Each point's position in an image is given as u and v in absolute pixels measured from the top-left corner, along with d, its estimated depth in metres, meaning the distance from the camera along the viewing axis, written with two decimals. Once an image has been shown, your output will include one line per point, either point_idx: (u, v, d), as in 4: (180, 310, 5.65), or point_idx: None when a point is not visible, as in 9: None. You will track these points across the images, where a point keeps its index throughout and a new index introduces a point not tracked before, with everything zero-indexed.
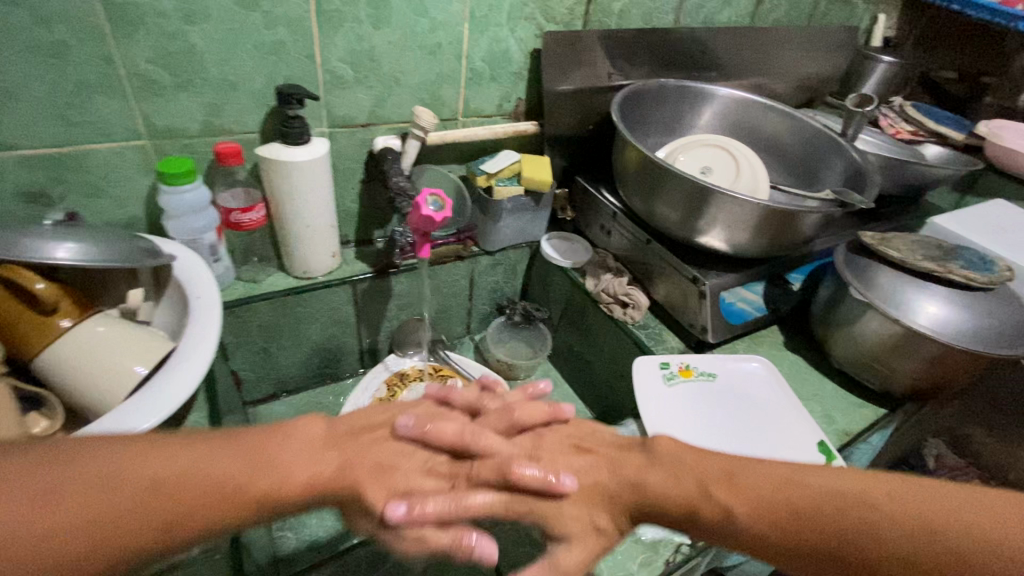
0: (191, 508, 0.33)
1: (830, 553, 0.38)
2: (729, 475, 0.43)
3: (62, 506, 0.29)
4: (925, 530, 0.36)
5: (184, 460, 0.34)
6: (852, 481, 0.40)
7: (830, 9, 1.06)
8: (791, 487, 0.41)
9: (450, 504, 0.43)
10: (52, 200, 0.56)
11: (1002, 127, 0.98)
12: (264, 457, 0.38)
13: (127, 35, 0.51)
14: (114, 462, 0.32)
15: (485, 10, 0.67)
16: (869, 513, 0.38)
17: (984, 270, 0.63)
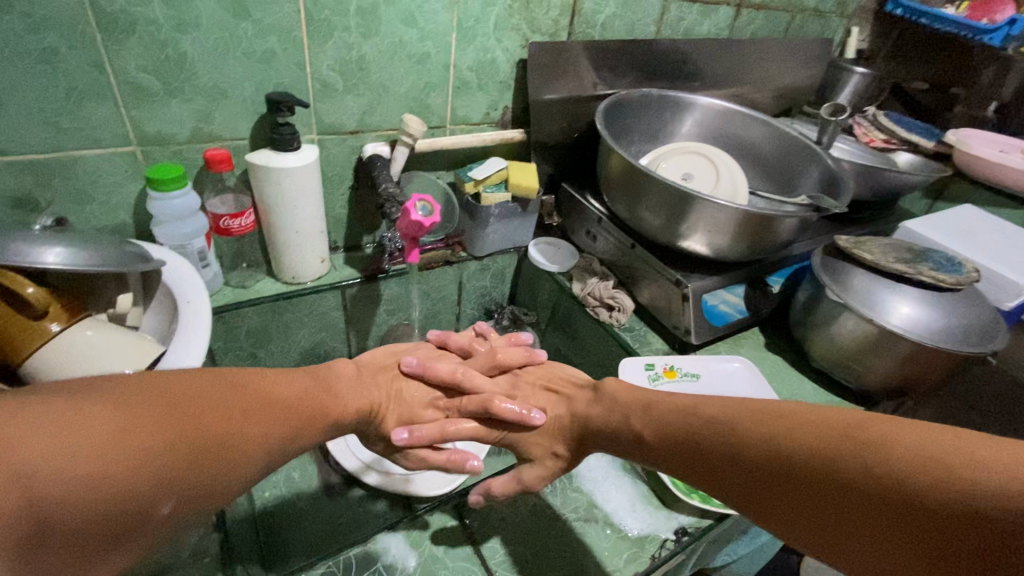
0: (299, 422, 0.41)
1: (722, 465, 0.40)
2: (648, 406, 0.48)
3: (228, 418, 0.36)
4: (815, 446, 0.36)
5: (241, 397, 0.37)
6: (759, 408, 0.41)
7: (805, 22, 1.10)
8: (700, 412, 0.44)
9: (438, 429, 0.52)
10: (39, 205, 0.56)
11: (970, 135, 1.02)
12: (298, 398, 0.42)
13: (118, 42, 0.51)
14: (236, 385, 0.38)
15: (472, 20, 0.69)
16: (762, 429, 0.39)
17: (953, 272, 0.66)
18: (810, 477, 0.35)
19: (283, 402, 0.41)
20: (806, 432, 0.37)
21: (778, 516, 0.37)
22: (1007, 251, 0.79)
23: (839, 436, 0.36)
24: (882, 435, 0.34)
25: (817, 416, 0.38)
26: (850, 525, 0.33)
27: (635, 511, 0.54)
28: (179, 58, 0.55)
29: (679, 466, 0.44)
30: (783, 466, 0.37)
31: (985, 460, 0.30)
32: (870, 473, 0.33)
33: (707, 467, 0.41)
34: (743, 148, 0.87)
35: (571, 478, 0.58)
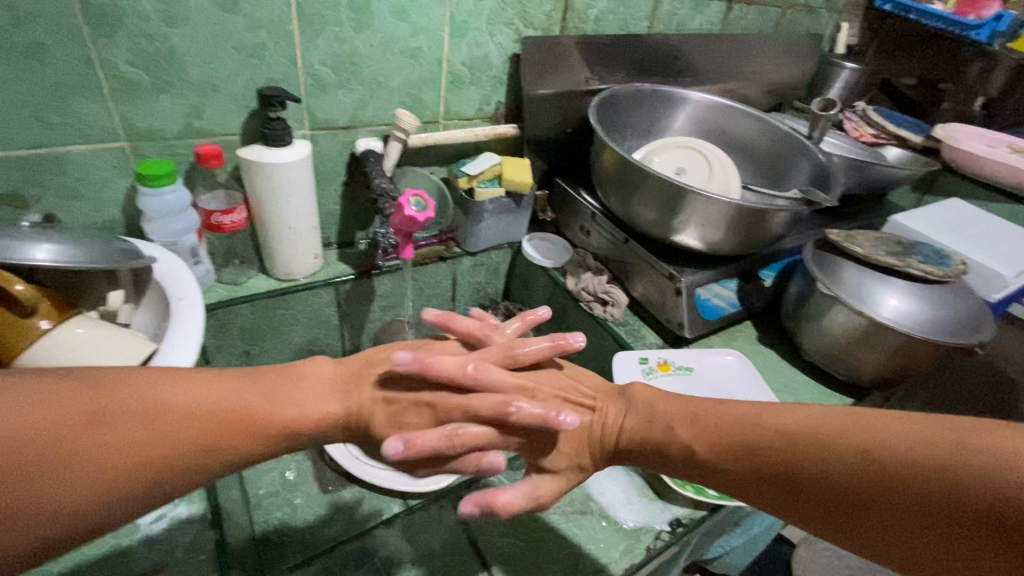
0: (209, 438, 0.34)
1: (805, 487, 0.36)
2: (694, 415, 0.43)
3: (94, 431, 0.31)
4: (912, 457, 0.33)
5: (66, 407, 0.30)
6: (829, 414, 0.37)
7: (796, 17, 1.11)
8: (758, 421, 0.40)
9: (440, 439, 0.38)
10: (27, 202, 0.56)
11: (958, 129, 1.04)
12: (174, 408, 0.34)
13: (106, 36, 0.51)
14: (134, 391, 0.34)
15: (465, 15, 0.69)
16: (843, 441, 0.35)
17: (941, 264, 0.67)
18: (920, 498, 0.32)
19: (142, 415, 0.33)
20: (900, 443, 0.33)
21: (877, 540, 0.34)
22: (993, 243, 0.81)
23: (938, 447, 0.32)
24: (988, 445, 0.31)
25: (905, 422, 0.34)
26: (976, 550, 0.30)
27: (630, 503, 0.55)
28: (168, 52, 0.54)
29: (748, 488, 0.39)
30: (880, 486, 0.33)
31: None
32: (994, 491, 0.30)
33: (785, 490, 0.37)
34: (735, 142, 0.87)
35: None
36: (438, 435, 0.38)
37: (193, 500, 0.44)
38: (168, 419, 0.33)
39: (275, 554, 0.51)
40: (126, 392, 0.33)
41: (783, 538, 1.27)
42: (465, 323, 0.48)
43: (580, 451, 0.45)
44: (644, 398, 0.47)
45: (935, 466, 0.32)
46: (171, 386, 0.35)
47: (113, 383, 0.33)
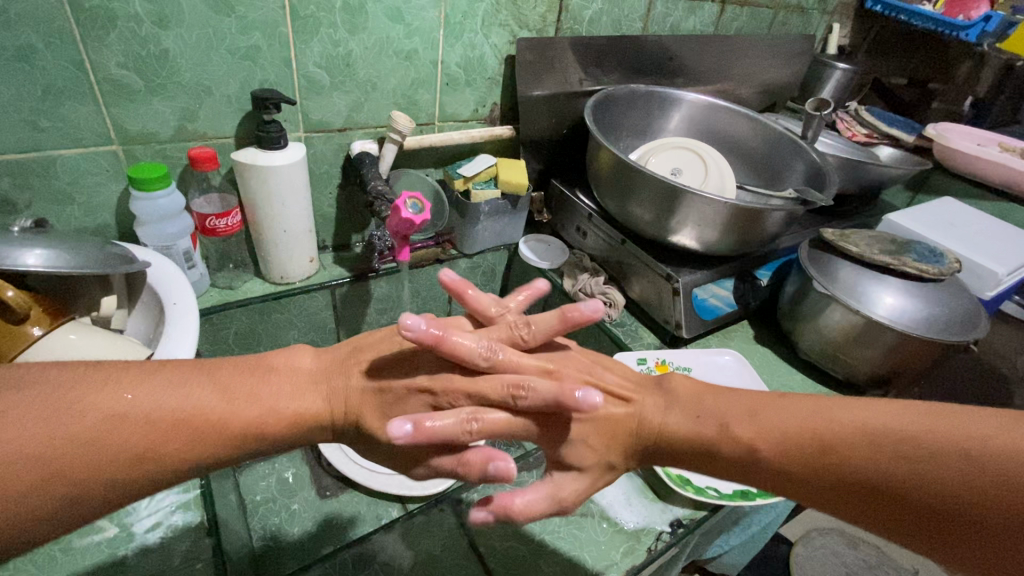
0: (162, 439, 0.34)
1: (894, 493, 0.36)
2: (754, 413, 0.42)
3: (34, 428, 0.30)
4: (1008, 461, 0.34)
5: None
6: (908, 415, 0.38)
7: (788, 18, 1.11)
8: (839, 421, 0.39)
9: (454, 425, 0.38)
10: (17, 207, 0.55)
11: (949, 128, 1.04)
12: (114, 410, 0.33)
13: (97, 39, 0.50)
14: (84, 389, 0.33)
15: (460, 16, 0.69)
16: (937, 445, 0.36)
17: (936, 263, 0.67)
18: (1018, 502, 0.33)
19: (65, 419, 0.32)
20: (998, 448, 0.34)
21: (965, 540, 0.35)
22: (986, 241, 0.81)
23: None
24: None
25: (993, 427, 0.35)
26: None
27: (630, 505, 0.55)
28: (160, 55, 0.54)
29: (825, 491, 0.38)
30: (978, 490, 0.34)
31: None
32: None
33: (874, 496, 0.37)
34: (729, 142, 0.87)
35: None
36: (452, 420, 0.38)
37: (189, 507, 0.46)
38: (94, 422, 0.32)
39: (273, 560, 0.50)
40: (77, 391, 0.33)
41: (781, 537, 1.28)
42: (478, 298, 0.49)
43: (611, 448, 0.43)
44: (686, 394, 0.46)
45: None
46: (125, 384, 0.34)
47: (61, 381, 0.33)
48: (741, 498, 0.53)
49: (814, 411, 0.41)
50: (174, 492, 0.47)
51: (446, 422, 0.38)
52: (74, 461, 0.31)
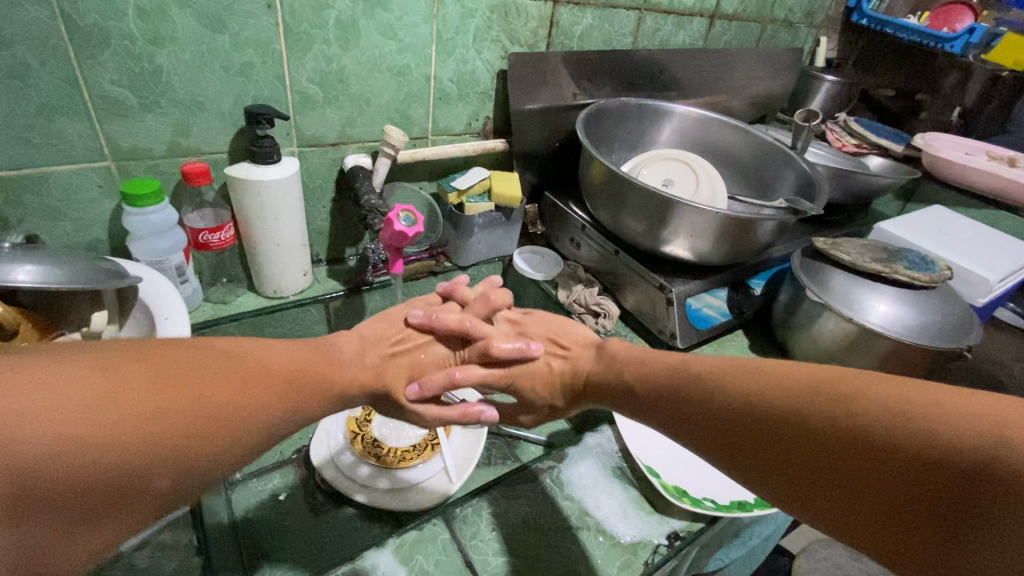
0: (290, 390, 0.39)
1: (747, 427, 0.37)
2: (642, 365, 0.48)
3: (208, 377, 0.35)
4: (853, 408, 0.32)
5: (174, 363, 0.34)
6: (757, 366, 0.39)
7: (776, 32, 1.13)
8: (696, 365, 0.44)
9: (444, 379, 0.53)
10: (9, 223, 0.55)
11: (936, 138, 1.06)
12: (258, 366, 0.39)
13: (91, 56, 0.51)
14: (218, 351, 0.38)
15: (452, 32, 0.70)
16: (795, 389, 0.36)
17: (927, 270, 0.68)
18: (849, 443, 0.32)
19: (176, 379, 0.33)
20: (852, 398, 0.33)
21: (791, 479, 0.34)
22: (976, 249, 0.82)
23: (887, 402, 0.32)
24: (934, 409, 0.30)
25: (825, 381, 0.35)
26: (891, 497, 0.30)
27: (626, 517, 0.54)
28: (154, 72, 0.54)
29: (660, 418, 0.44)
30: (814, 429, 0.33)
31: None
32: (929, 445, 0.29)
33: (731, 431, 0.38)
34: (721, 153, 0.88)
35: (561, 486, 0.55)
36: (444, 376, 0.53)
37: None
38: (200, 380, 0.34)
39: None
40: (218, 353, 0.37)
41: (782, 549, 1.26)
42: (465, 292, 0.67)
43: (552, 392, 0.56)
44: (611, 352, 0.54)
45: (878, 416, 0.31)
46: (244, 347, 0.40)
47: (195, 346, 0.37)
48: (737, 510, 0.55)
49: (716, 365, 0.42)
50: None
51: (440, 378, 0.53)
52: (236, 408, 0.35)
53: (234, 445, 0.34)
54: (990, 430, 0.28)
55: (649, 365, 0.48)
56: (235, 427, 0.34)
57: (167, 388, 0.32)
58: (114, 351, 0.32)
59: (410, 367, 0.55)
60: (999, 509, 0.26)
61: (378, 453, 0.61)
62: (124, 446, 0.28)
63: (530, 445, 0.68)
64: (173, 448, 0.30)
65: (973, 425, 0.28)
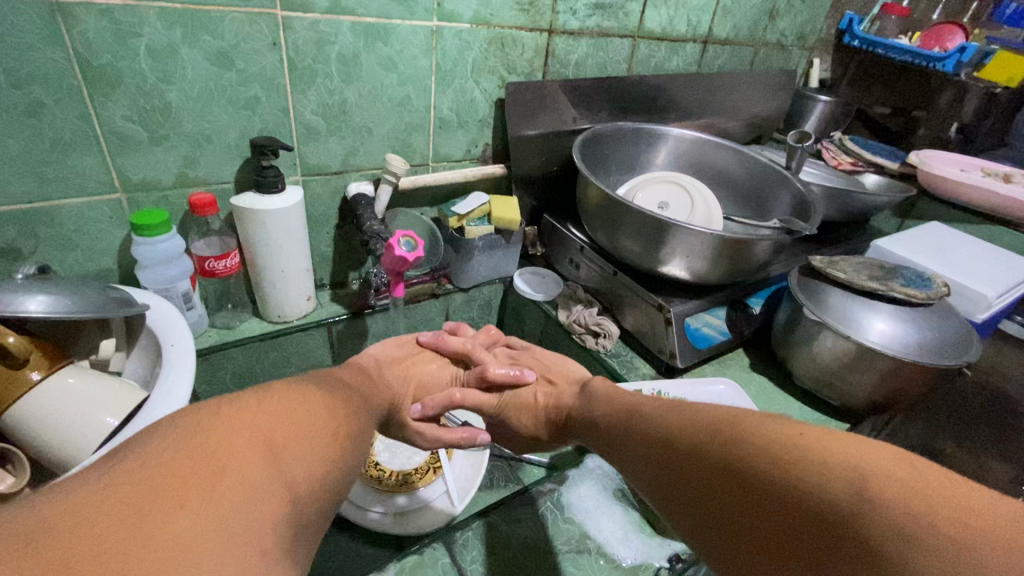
0: (364, 406, 0.44)
1: (671, 457, 0.41)
2: (614, 400, 0.54)
3: (327, 406, 0.38)
4: (742, 446, 0.36)
5: (302, 399, 0.36)
6: (691, 408, 0.44)
7: (769, 55, 1.15)
8: (651, 404, 0.48)
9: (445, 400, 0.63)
10: (22, 254, 0.57)
11: (931, 155, 1.07)
12: (342, 392, 0.43)
13: (104, 94, 0.53)
14: (309, 382, 0.40)
15: (451, 64, 0.72)
16: (718, 425, 0.39)
17: (924, 287, 0.68)
18: (738, 476, 0.35)
19: (329, 409, 0.37)
20: (754, 436, 0.36)
21: (693, 504, 0.37)
22: (975, 265, 0.82)
23: (781, 443, 0.34)
24: (810, 454, 0.32)
25: (736, 421, 0.39)
26: (758, 530, 0.32)
27: (627, 540, 0.53)
28: (163, 107, 0.56)
29: (614, 447, 0.49)
30: (717, 462, 0.37)
31: (921, 489, 0.28)
32: (795, 484, 0.31)
33: (661, 456, 0.42)
34: (716, 175, 0.90)
35: (561, 509, 0.55)
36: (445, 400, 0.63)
37: None
38: (340, 409, 0.39)
39: None
40: (311, 383, 0.40)
41: None
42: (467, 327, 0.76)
43: (537, 424, 0.64)
44: (598, 388, 0.59)
45: (774, 455, 0.34)
46: (321, 378, 0.43)
47: (293, 382, 0.38)
48: None
49: (674, 403, 0.46)
50: None
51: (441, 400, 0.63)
52: (353, 427, 0.39)
53: None
54: (850, 476, 0.30)
55: (619, 405, 0.52)
56: (361, 436, 0.40)
57: (330, 416, 0.37)
58: (284, 391, 0.36)
59: (416, 386, 0.63)
60: (846, 547, 0.28)
61: (378, 476, 0.62)
62: (335, 470, 0.34)
63: (532, 467, 0.69)
64: (350, 465, 0.37)
65: (841, 470, 0.30)
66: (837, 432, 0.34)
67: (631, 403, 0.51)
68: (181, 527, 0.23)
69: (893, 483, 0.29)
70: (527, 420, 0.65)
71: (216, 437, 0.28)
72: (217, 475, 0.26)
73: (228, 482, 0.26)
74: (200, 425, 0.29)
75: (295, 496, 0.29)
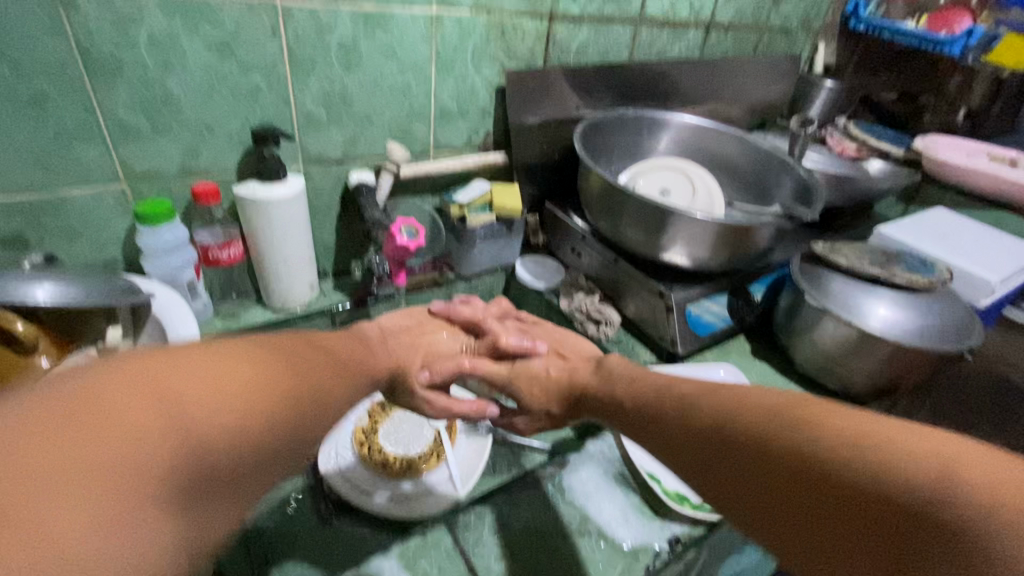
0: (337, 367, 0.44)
1: (702, 444, 0.40)
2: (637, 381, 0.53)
3: (280, 366, 0.37)
4: (802, 431, 0.36)
5: (248, 355, 0.35)
6: (722, 391, 0.43)
7: (773, 40, 1.14)
8: (676, 386, 0.47)
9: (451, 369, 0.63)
10: (29, 244, 0.57)
11: (938, 141, 1.06)
12: (309, 351, 0.42)
13: (106, 84, 0.53)
14: (273, 342, 0.39)
15: (451, 51, 0.72)
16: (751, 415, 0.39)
17: (926, 273, 0.68)
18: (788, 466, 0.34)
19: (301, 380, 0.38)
20: (820, 424, 0.35)
21: (742, 489, 0.36)
22: (978, 251, 0.82)
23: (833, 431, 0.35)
24: (885, 441, 0.32)
25: (785, 403, 0.39)
26: (836, 518, 0.31)
27: (627, 522, 0.54)
28: (165, 97, 0.57)
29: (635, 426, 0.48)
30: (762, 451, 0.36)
31: (1003, 478, 0.29)
32: (879, 474, 0.31)
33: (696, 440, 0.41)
34: (719, 161, 0.89)
35: (563, 492, 0.56)
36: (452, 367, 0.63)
37: None
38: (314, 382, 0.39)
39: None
40: (274, 343, 0.39)
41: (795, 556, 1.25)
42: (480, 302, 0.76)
43: (549, 400, 0.63)
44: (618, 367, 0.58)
45: (839, 442, 0.34)
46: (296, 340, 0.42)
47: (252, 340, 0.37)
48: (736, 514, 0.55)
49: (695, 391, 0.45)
50: None
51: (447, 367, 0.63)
52: (309, 389, 0.38)
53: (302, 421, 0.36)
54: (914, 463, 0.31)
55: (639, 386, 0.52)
56: (323, 398, 0.39)
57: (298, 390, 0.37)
58: (226, 347, 0.34)
59: (423, 353, 0.64)
60: (931, 537, 0.28)
61: (383, 460, 0.62)
62: (265, 429, 0.33)
63: (535, 452, 0.69)
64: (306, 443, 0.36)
65: (922, 462, 0.31)
66: (885, 419, 0.35)
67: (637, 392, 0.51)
68: (19, 461, 0.22)
69: (971, 471, 0.30)
70: (539, 394, 0.64)
71: (117, 376, 0.27)
72: (98, 415, 0.25)
73: (112, 424, 0.25)
74: (144, 371, 0.29)
75: (201, 448, 0.28)
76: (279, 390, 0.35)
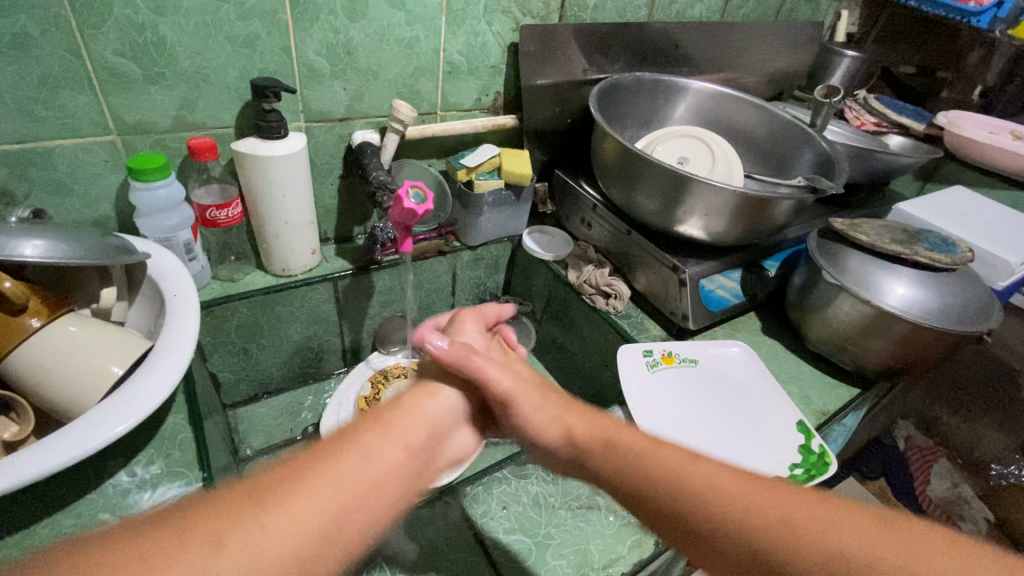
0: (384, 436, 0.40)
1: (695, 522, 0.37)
2: (610, 443, 0.43)
3: (305, 488, 0.32)
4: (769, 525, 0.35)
5: (247, 496, 0.31)
6: (676, 454, 0.41)
7: (796, 5, 1.10)
8: (628, 436, 0.43)
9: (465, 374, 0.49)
10: (15, 198, 0.54)
11: (960, 116, 1.02)
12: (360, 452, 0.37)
13: (93, 26, 0.49)
14: (304, 466, 0.34)
15: (462, 3, 0.67)
16: (713, 482, 0.38)
17: (948, 252, 0.65)
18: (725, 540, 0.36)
19: (390, 453, 0.38)
20: (792, 520, 0.35)
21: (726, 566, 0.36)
22: (997, 231, 0.80)
23: (767, 515, 0.35)
24: (843, 536, 0.33)
25: (732, 478, 0.38)
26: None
27: None
28: (158, 42, 0.53)
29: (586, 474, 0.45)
30: (700, 531, 0.37)
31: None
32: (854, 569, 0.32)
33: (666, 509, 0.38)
34: (736, 131, 0.86)
35: None
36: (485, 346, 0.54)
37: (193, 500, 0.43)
38: (407, 440, 0.40)
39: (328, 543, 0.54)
40: (298, 467, 0.34)
41: None
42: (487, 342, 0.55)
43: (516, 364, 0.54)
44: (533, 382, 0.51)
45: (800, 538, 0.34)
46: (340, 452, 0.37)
47: (270, 481, 0.32)
48: None
49: (639, 451, 0.42)
50: (176, 485, 0.44)
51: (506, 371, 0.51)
52: (355, 496, 0.34)
53: (367, 524, 0.34)
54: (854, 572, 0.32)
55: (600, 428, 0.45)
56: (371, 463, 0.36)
57: (392, 459, 0.38)
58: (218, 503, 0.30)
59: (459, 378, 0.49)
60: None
61: None
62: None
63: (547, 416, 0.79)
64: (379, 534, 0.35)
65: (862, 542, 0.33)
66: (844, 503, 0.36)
67: (574, 433, 0.46)
68: None
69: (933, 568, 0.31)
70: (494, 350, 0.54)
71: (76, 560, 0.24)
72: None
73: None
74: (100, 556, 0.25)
75: None
76: (311, 514, 0.31)
